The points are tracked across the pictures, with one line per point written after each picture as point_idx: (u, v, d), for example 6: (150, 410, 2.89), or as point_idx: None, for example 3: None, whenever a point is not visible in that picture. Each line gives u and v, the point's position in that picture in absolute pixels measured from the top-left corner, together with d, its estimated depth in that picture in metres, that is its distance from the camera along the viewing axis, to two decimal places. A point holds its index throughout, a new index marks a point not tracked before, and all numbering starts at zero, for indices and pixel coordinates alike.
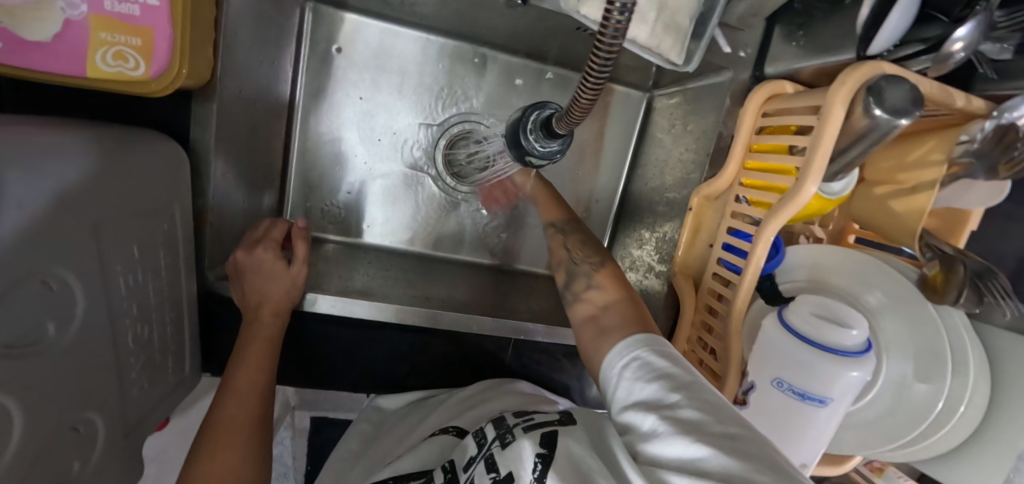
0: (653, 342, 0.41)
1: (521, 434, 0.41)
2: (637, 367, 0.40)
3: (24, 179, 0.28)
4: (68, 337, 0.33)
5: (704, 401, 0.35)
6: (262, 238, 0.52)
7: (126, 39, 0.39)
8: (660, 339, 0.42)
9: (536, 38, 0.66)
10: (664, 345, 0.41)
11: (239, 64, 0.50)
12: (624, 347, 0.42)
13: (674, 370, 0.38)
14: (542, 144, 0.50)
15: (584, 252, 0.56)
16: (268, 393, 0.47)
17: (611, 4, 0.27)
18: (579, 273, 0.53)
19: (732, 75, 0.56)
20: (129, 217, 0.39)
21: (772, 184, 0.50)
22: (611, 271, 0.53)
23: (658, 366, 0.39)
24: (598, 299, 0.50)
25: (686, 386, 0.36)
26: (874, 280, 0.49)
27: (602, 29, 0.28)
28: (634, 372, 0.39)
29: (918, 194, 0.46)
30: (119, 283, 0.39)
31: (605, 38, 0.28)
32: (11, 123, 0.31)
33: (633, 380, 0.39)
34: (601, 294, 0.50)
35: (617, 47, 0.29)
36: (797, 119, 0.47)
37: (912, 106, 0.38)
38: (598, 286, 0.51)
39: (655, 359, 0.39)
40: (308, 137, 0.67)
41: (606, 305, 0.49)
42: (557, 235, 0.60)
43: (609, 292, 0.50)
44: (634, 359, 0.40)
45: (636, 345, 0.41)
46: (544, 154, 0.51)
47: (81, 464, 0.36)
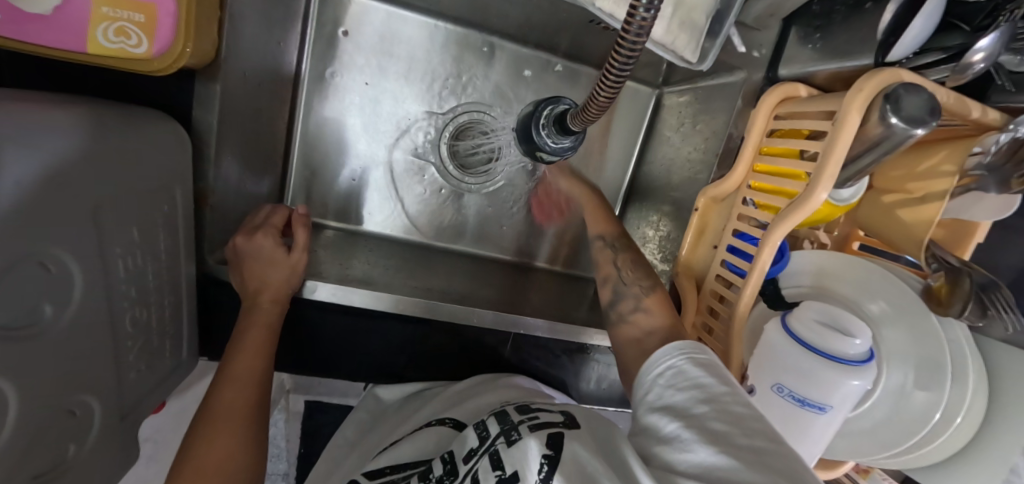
0: (691, 350, 0.40)
1: (527, 433, 0.41)
2: (672, 376, 0.39)
3: (24, 157, 0.27)
4: (65, 319, 0.32)
5: (734, 414, 0.34)
6: (262, 224, 0.52)
7: (129, 14, 0.38)
8: (700, 347, 0.41)
9: (547, 29, 0.64)
10: (703, 353, 0.40)
11: (244, 43, 0.48)
12: (660, 355, 0.41)
13: (708, 380, 0.37)
14: (553, 140, 0.49)
15: (634, 273, 0.56)
16: (266, 379, 0.47)
17: (637, 1, 0.26)
18: (629, 294, 0.54)
19: (745, 76, 0.55)
20: (128, 198, 0.38)
21: (780, 189, 0.49)
22: (660, 294, 0.53)
23: (692, 375, 0.38)
24: (644, 323, 0.50)
25: (718, 398, 0.36)
26: (878, 289, 0.49)
27: (626, 25, 0.27)
28: (668, 380, 0.39)
29: (927, 205, 0.46)
30: (117, 265, 0.38)
31: (628, 36, 0.27)
32: (7, 98, 0.30)
33: (665, 388, 0.39)
34: (649, 318, 0.51)
35: (639, 45, 0.28)
36: (809, 123, 0.46)
37: (928, 116, 0.38)
38: (645, 309, 0.52)
39: (691, 369, 0.39)
40: (311, 121, 0.65)
41: (652, 330, 0.49)
42: (605, 250, 0.60)
43: (657, 318, 0.50)
44: (670, 368, 0.40)
45: (672, 353, 0.41)
46: (555, 150, 0.50)
47: (76, 447, 0.36)
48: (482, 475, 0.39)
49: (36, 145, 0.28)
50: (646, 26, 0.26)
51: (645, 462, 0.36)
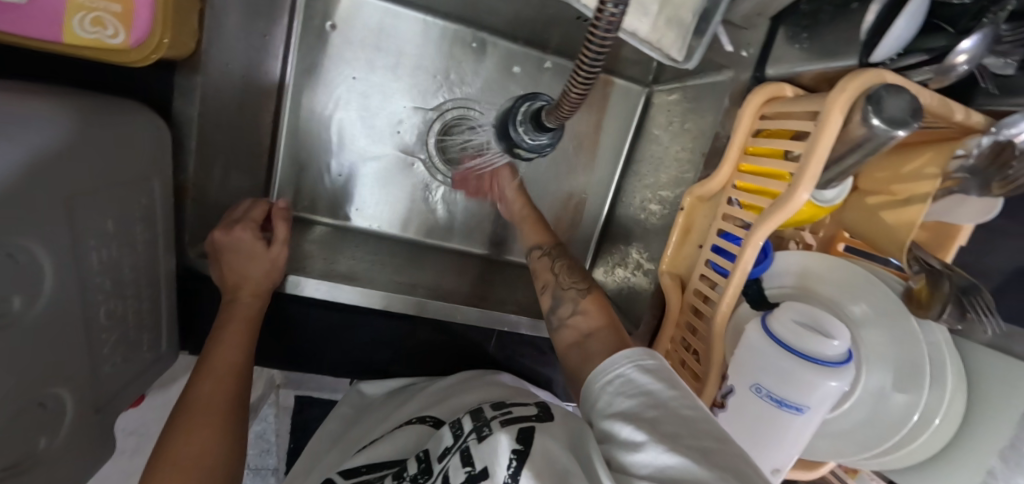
0: (639, 357, 0.41)
1: (498, 429, 0.41)
2: (620, 382, 0.40)
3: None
4: (36, 310, 0.32)
5: (682, 417, 0.35)
6: (242, 218, 0.51)
7: (105, 4, 0.38)
8: (647, 353, 0.41)
9: (538, 26, 0.64)
10: (650, 359, 0.41)
11: (227, 33, 0.48)
12: (609, 363, 0.42)
13: (654, 385, 0.38)
14: (531, 137, 0.48)
15: (571, 277, 0.57)
16: (245, 373, 0.47)
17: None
18: (567, 298, 0.55)
19: (732, 75, 0.55)
20: (103, 190, 0.38)
21: (765, 189, 0.49)
22: (598, 296, 0.54)
23: (639, 382, 0.39)
24: (582, 325, 0.51)
25: (665, 404, 0.36)
26: (859, 291, 0.49)
27: (597, 15, 0.27)
28: (618, 388, 0.40)
29: (911, 206, 0.46)
30: (91, 257, 0.37)
31: (598, 29, 0.27)
32: None
33: (615, 395, 0.40)
34: (586, 320, 0.52)
35: (609, 40, 0.28)
36: (793, 123, 0.46)
37: (910, 117, 0.38)
38: (583, 312, 0.53)
39: (640, 376, 0.39)
40: (299, 117, 0.64)
41: (591, 332, 0.50)
42: (543, 259, 0.60)
43: (593, 319, 0.51)
44: (618, 376, 0.41)
45: (620, 360, 0.41)
46: (533, 147, 0.50)
47: (48, 439, 0.35)
48: (452, 473, 0.39)
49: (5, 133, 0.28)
50: (615, 22, 0.26)
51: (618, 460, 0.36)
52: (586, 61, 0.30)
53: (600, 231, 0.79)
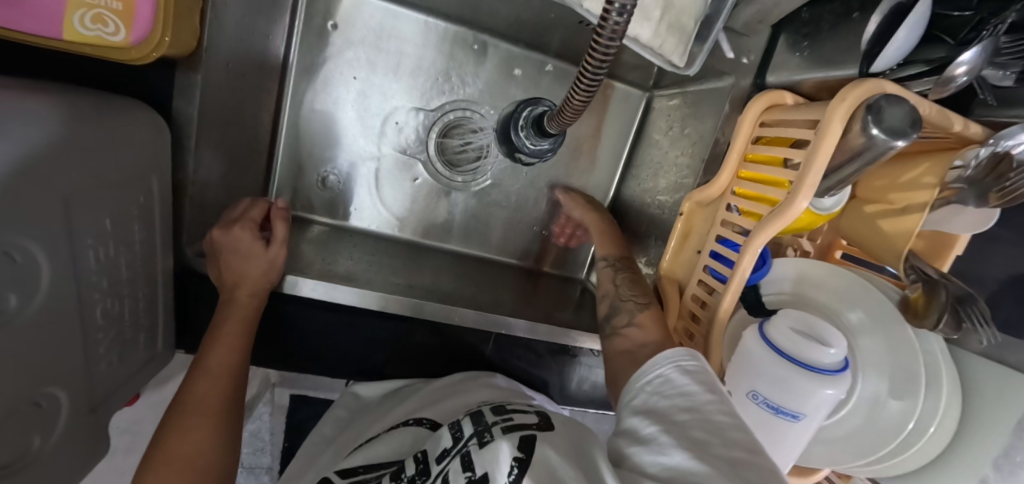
0: (681, 358, 0.41)
1: (500, 436, 0.41)
2: (659, 381, 0.40)
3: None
4: (32, 309, 0.32)
5: (714, 424, 0.34)
6: (239, 218, 0.51)
7: (106, 1, 0.38)
8: (690, 354, 0.41)
9: (539, 30, 0.64)
10: (692, 360, 0.40)
11: (228, 32, 0.48)
12: (652, 362, 0.43)
13: (692, 387, 0.38)
14: (533, 142, 0.49)
15: (631, 290, 0.57)
16: (240, 373, 0.47)
17: (609, 6, 0.26)
18: (623, 309, 0.55)
19: (732, 82, 0.55)
20: (101, 188, 0.38)
21: (764, 196, 0.49)
22: (656, 311, 0.52)
23: (677, 383, 0.39)
24: (637, 337, 0.51)
25: (701, 408, 0.36)
26: (856, 298, 0.50)
27: (603, 18, 0.27)
28: (655, 388, 0.40)
29: (908, 215, 0.46)
30: (88, 255, 0.37)
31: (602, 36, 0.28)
32: None
33: (652, 395, 0.40)
34: (641, 333, 0.51)
35: (614, 46, 0.28)
36: (793, 132, 0.46)
37: (909, 128, 0.38)
38: (638, 324, 0.52)
39: (679, 377, 0.39)
40: (299, 114, 0.65)
41: (646, 344, 0.49)
42: (607, 269, 0.62)
43: (649, 332, 0.50)
44: (658, 375, 0.41)
45: (662, 360, 0.41)
46: (534, 151, 0.50)
47: (42, 438, 0.35)
48: (453, 477, 0.39)
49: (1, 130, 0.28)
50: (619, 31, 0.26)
51: (613, 466, 0.37)
52: (591, 65, 0.30)
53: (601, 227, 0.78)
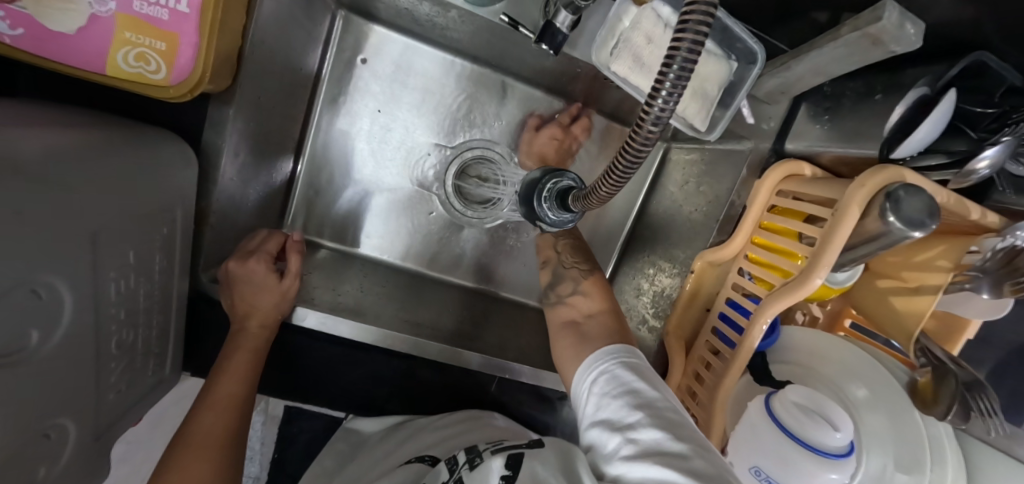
0: (622, 357, 0.44)
1: (489, 456, 0.45)
2: (605, 380, 0.42)
3: (19, 190, 0.28)
4: (52, 344, 0.32)
5: (665, 419, 0.37)
6: (255, 250, 0.52)
7: (151, 42, 0.39)
8: (629, 353, 0.44)
9: (561, 79, 0.65)
10: (632, 358, 0.44)
11: (261, 66, 0.49)
12: (595, 364, 0.45)
13: (638, 385, 0.40)
14: (555, 214, 0.37)
15: (573, 257, 0.61)
16: (244, 407, 0.46)
17: (663, 76, 0.23)
18: (567, 277, 0.59)
19: (752, 145, 0.55)
20: (127, 220, 0.39)
21: (777, 266, 0.50)
22: (597, 279, 0.58)
23: (624, 381, 0.41)
24: (583, 306, 0.54)
25: (651, 405, 0.38)
26: (862, 373, 0.49)
27: (646, 107, 0.24)
28: (603, 387, 0.42)
29: (920, 296, 0.46)
30: (111, 288, 0.38)
31: (651, 114, 0.24)
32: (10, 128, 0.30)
33: (601, 395, 0.41)
34: (586, 300, 0.55)
35: (659, 129, 0.25)
36: (811, 207, 0.47)
37: (927, 219, 0.39)
38: (583, 292, 0.56)
39: (624, 374, 0.42)
40: (320, 141, 0.67)
41: (590, 312, 0.53)
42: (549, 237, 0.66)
43: (593, 300, 0.55)
44: (604, 375, 0.43)
45: (605, 361, 0.44)
46: (556, 222, 0.38)
47: (47, 469, 0.35)
48: None
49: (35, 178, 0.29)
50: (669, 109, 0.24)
51: None
52: (620, 164, 0.27)
53: (623, 240, 0.77)
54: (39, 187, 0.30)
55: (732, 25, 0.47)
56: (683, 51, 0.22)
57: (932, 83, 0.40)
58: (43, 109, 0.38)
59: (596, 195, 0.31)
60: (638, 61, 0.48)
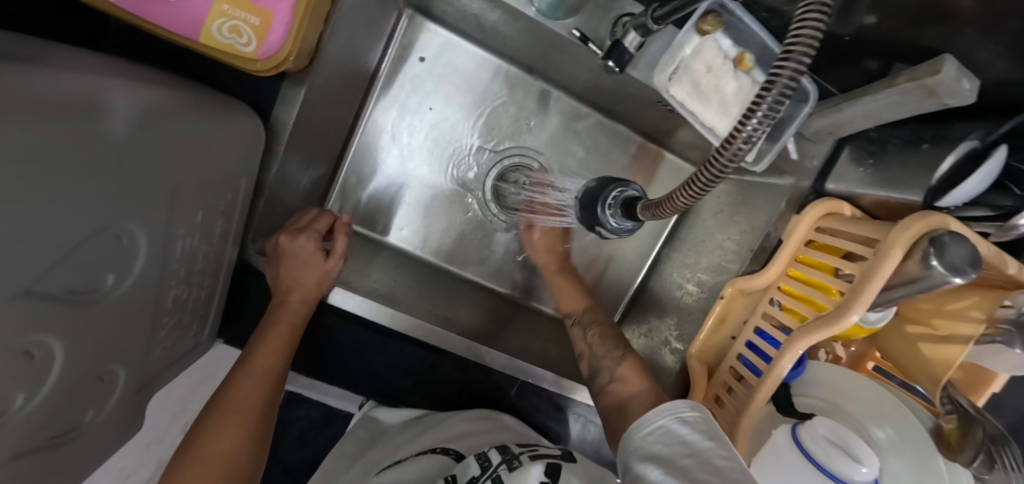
0: (681, 409, 0.44)
1: (528, 462, 0.46)
2: (660, 430, 0.44)
3: (119, 138, 0.30)
4: (123, 288, 0.34)
5: (715, 467, 0.38)
6: (305, 227, 0.52)
7: (246, 17, 0.41)
8: (690, 404, 0.44)
9: (609, 99, 0.67)
10: (692, 411, 0.44)
11: (335, 54, 0.52)
12: (652, 413, 0.46)
13: (692, 437, 0.41)
14: (617, 221, 0.39)
15: (604, 346, 0.61)
16: (279, 379, 0.47)
17: (757, 104, 0.24)
18: (603, 367, 0.59)
19: (793, 181, 0.56)
20: (202, 183, 0.40)
21: (811, 300, 0.51)
22: (633, 362, 0.58)
23: (678, 433, 0.42)
24: (622, 391, 0.55)
25: (702, 454, 0.39)
26: (888, 416, 0.49)
27: (733, 131, 0.26)
28: (658, 436, 0.43)
29: (949, 345, 0.47)
30: (178, 245, 0.40)
31: (736, 142, 0.26)
32: (115, 81, 0.33)
33: (655, 443, 0.43)
34: (623, 386, 0.55)
35: (738, 161, 0.26)
36: (852, 245, 0.48)
37: (966, 267, 0.40)
38: (621, 379, 0.56)
39: (679, 426, 0.43)
40: (369, 131, 0.69)
41: (629, 397, 0.54)
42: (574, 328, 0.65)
43: (631, 385, 0.55)
44: (659, 426, 0.44)
45: (663, 411, 0.45)
46: (615, 230, 0.40)
47: (94, 412, 0.36)
48: None
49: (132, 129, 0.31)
50: (753, 142, 0.25)
51: None
52: (699, 181, 0.28)
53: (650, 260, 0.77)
54: (138, 136, 0.32)
55: None
56: (783, 79, 0.24)
57: (983, 137, 0.43)
58: (135, 66, 0.40)
59: (667, 206, 0.32)
60: (697, 87, 0.50)
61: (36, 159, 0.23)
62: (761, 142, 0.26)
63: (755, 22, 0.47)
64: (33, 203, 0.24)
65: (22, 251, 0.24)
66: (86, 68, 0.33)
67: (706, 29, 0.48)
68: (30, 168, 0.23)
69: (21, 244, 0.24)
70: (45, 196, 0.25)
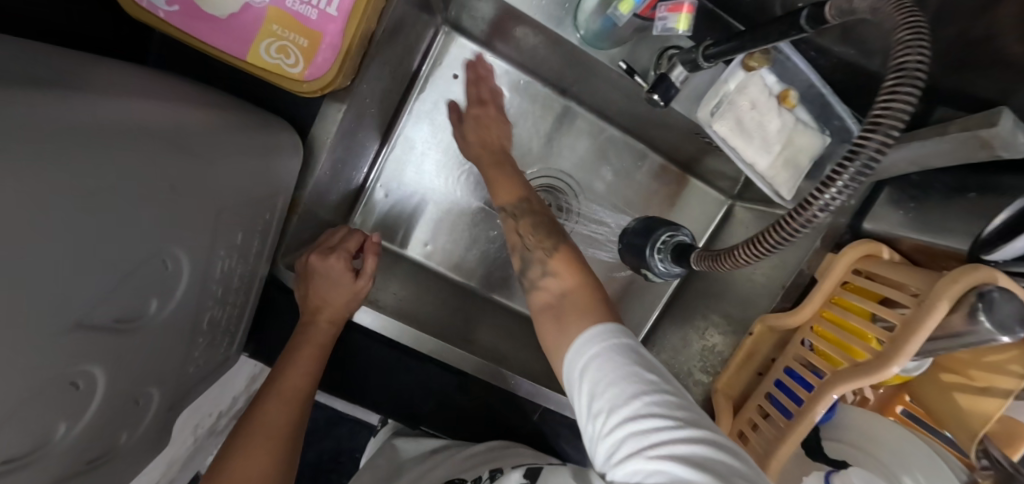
0: (613, 339, 0.38)
1: (510, 471, 0.48)
2: (596, 366, 0.36)
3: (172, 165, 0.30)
4: (165, 312, 0.34)
5: (665, 407, 0.33)
6: (336, 246, 0.52)
7: (295, 38, 0.41)
8: (621, 332, 0.38)
9: (642, 124, 0.66)
10: (623, 339, 0.38)
11: (374, 71, 0.51)
12: (581, 345, 0.38)
13: (634, 370, 0.35)
14: (666, 265, 0.46)
15: (536, 236, 0.51)
16: (305, 401, 0.47)
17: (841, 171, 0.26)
18: (534, 258, 0.49)
19: (829, 221, 0.56)
20: (243, 203, 0.40)
21: (845, 343, 0.50)
22: (566, 252, 0.48)
23: (618, 367, 0.36)
24: (555, 286, 0.46)
25: (650, 392, 0.34)
26: (917, 464, 0.47)
27: (812, 195, 0.28)
28: (594, 373, 0.36)
29: (988, 398, 0.46)
30: (217, 265, 0.39)
31: (816, 204, 0.27)
32: (169, 106, 0.32)
33: (594, 383, 0.36)
34: (557, 281, 0.46)
35: (815, 221, 0.28)
36: (890, 292, 0.47)
37: (1014, 325, 0.39)
38: (553, 273, 0.47)
39: (616, 360, 0.36)
40: (399, 145, 0.69)
41: (563, 291, 0.45)
42: (508, 220, 0.55)
43: (564, 279, 0.46)
44: (593, 361, 0.37)
45: (595, 343, 0.38)
46: (664, 272, 0.47)
47: (128, 433, 0.36)
48: None
49: (185, 157, 0.31)
50: (832, 206, 0.27)
51: None
52: (767, 241, 0.31)
53: (673, 288, 0.77)
54: (190, 163, 0.32)
55: (834, 101, 0.48)
56: (869, 149, 0.25)
57: None
58: (182, 83, 0.40)
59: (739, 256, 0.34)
60: (740, 124, 0.50)
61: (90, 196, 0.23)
62: (834, 210, 0.28)
63: (803, 63, 0.48)
64: (81, 238, 0.23)
65: (67, 287, 0.24)
66: (142, 90, 0.33)
67: (753, 66, 0.48)
68: (86, 204, 0.23)
69: (67, 280, 0.23)
70: (95, 230, 0.24)
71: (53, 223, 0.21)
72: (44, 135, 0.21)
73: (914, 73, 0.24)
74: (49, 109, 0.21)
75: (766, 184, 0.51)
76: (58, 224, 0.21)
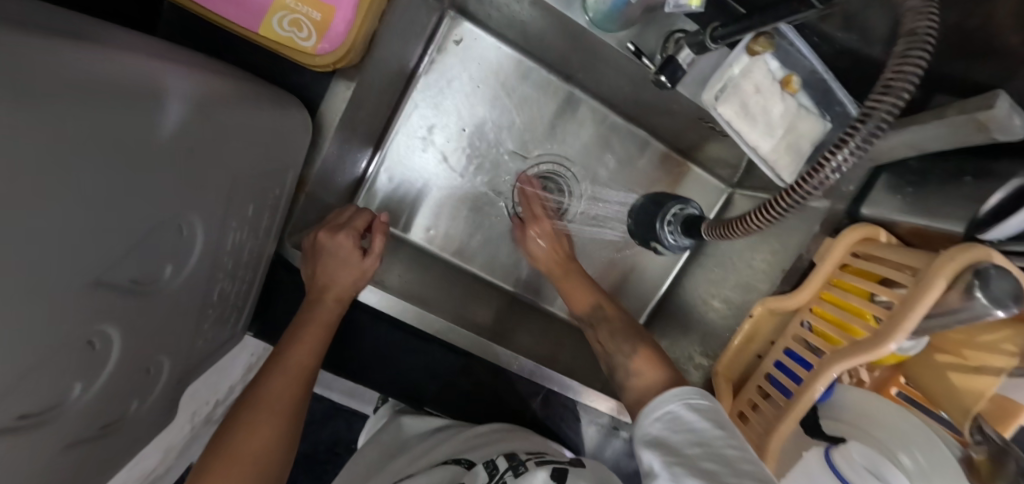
0: (689, 397, 0.44)
1: (534, 467, 0.45)
2: (668, 417, 0.43)
3: (190, 129, 0.30)
4: (178, 280, 0.34)
5: (723, 456, 0.37)
6: (345, 224, 0.52)
7: (308, 11, 0.41)
8: (699, 395, 0.44)
9: (646, 112, 0.67)
10: (701, 400, 0.43)
11: (383, 52, 0.51)
12: (660, 401, 0.45)
13: (700, 424, 0.41)
14: (675, 238, 0.48)
15: (616, 343, 0.57)
16: (310, 378, 0.47)
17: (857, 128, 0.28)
18: (620, 359, 0.55)
19: (828, 205, 0.57)
20: (254, 176, 0.40)
21: (844, 324, 0.51)
22: (649, 353, 0.53)
23: (687, 421, 0.42)
24: (639, 387, 0.51)
25: (707, 441, 0.39)
26: (913, 442, 0.48)
27: (825, 156, 0.29)
28: (665, 423, 0.43)
29: (982, 376, 0.48)
30: (228, 237, 0.39)
31: (833, 159, 0.29)
32: (185, 71, 0.32)
33: (663, 429, 0.42)
34: (640, 379, 0.52)
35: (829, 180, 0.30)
36: (889, 272, 0.48)
37: (1010, 301, 0.40)
38: (636, 372, 0.53)
39: (687, 415, 0.42)
40: (403, 130, 0.69)
41: (647, 390, 0.50)
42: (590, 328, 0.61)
43: (646, 377, 0.51)
44: (669, 413, 0.43)
45: (671, 398, 0.44)
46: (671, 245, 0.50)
47: (139, 403, 0.36)
48: None
49: (202, 121, 0.31)
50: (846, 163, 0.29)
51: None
52: (778, 205, 0.32)
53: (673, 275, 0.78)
54: (206, 129, 0.32)
55: (835, 86, 0.49)
56: (883, 107, 0.27)
57: None
58: (193, 53, 0.40)
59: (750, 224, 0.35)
60: (745, 107, 0.51)
61: (114, 146, 0.23)
62: (842, 172, 0.30)
63: (807, 48, 0.49)
64: (103, 188, 0.23)
65: (89, 239, 0.24)
66: (157, 54, 0.33)
67: (757, 50, 0.48)
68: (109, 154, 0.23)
69: (89, 232, 0.23)
70: (116, 182, 0.24)
71: (79, 170, 0.21)
72: (68, 82, 0.21)
73: (923, 37, 0.26)
74: (76, 59, 0.22)
75: (768, 167, 0.52)
76: (83, 172, 0.21)
